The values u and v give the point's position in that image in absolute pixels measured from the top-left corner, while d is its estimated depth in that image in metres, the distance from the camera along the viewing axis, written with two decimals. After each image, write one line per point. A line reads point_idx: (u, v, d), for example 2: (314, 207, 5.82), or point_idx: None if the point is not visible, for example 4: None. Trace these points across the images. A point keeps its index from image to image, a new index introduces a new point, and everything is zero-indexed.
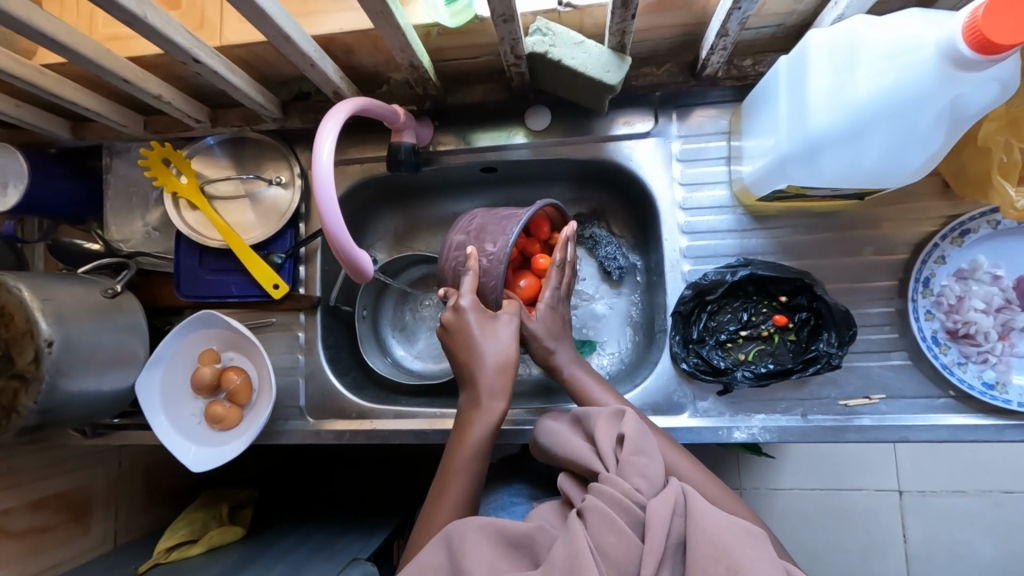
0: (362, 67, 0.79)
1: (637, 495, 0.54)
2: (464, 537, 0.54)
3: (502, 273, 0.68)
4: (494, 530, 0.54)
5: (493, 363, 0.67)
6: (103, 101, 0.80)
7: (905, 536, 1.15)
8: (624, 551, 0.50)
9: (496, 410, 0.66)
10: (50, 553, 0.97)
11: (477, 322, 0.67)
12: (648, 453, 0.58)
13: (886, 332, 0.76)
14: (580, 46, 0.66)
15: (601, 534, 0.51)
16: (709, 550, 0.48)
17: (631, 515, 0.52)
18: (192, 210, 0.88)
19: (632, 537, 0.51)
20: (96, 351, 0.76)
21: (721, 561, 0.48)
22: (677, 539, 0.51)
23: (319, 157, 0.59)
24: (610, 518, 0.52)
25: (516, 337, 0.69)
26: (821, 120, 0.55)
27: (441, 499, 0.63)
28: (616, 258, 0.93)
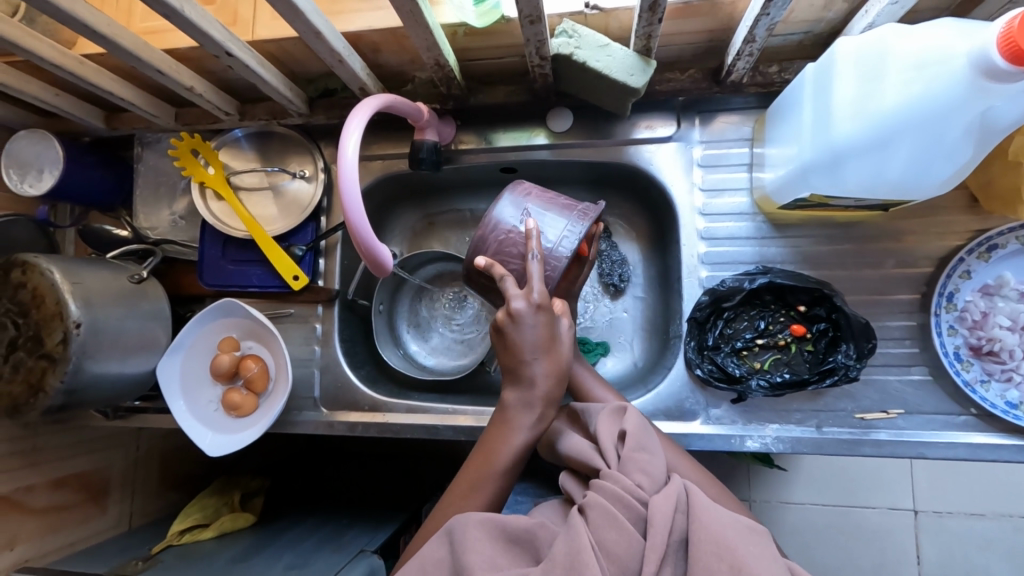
0: (388, 65, 0.80)
1: (638, 491, 0.54)
2: (465, 533, 0.54)
3: (560, 270, 0.69)
4: (496, 527, 0.54)
5: (550, 373, 0.63)
6: (138, 92, 0.82)
7: (919, 558, 1.12)
8: (625, 546, 0.50)
9: (541, 420, 0.63)
10: (68, 531, 1.00)
11: (543, 326, 0.62)
12: (649, 450, 0.58)
13: (906, 346, 0.75)
14: (604, 49, 0.66)
15: (602, 530, 0.51)
16: (712, 548, 0.48)
17: (632, 511, 0.53)
18: (218, 200, 0.90)
19: (633, 534, 0.51)
20: (120, 335, 0.78)
21: (724, 559, 0.47)
22: (680, 536, 0.51)
23: (345, 152, 0.59)
24: (611, 514, 0.52)
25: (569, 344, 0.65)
26: (844, 128, 0.55)
27: (467, 500, 0.62)
28: (618, 268, 0.94)
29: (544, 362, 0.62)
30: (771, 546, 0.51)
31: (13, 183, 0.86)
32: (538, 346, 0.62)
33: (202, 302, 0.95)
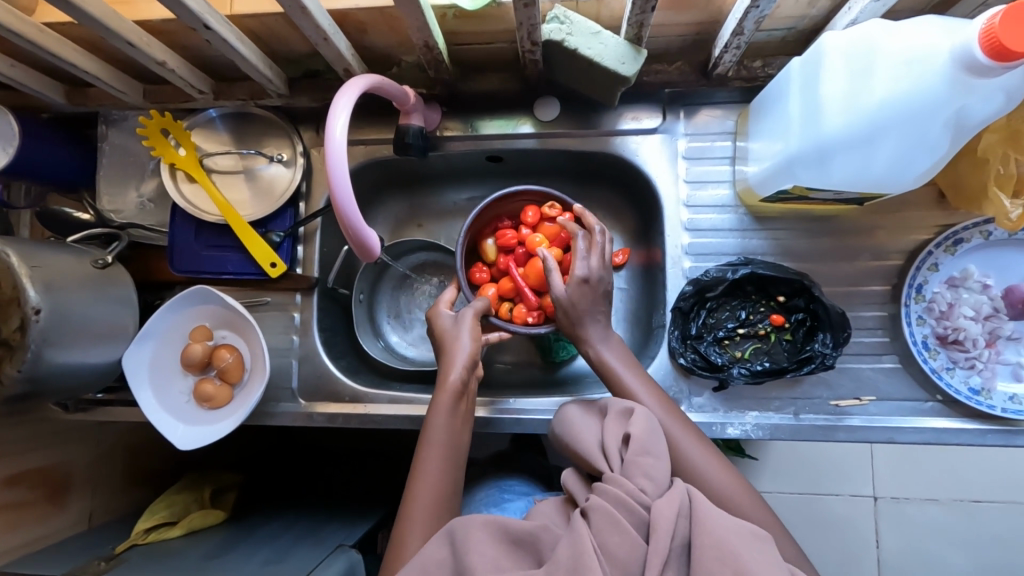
0: (374, 47, 0.78)
1: (642, 496, 0.54)
2: (466, 533, 0.54)
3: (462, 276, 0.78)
4: (499, 527, 0.55)
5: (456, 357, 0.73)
6: (104, 66, 0.77)
7: (879, 542, 1.18)
8: (628, 550, 0.50)
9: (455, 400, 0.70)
10: (28, 528, 0.95)
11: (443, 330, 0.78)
12: (655, 453, 0.58)
13: (878, 336, 0.78)
14: (596, 36, 0.65)
15: (606, 534, 0.51)
16: (714, 552, 0.49)
17: (635, 515, 0.53)
18: (190, 182, 0.86)
19: (636, 538, 0.51)
20: (85, 322, 0.75)
21: (726, 563, 0.48)
22: (683, 540, 0.51)
23: (334, 134, 0.57)
24: (615, 519, 0.52)
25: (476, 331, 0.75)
26: (833, 123, 0.56)
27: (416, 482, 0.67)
28: None
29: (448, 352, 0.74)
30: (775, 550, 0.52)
31: None
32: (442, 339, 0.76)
33: (172, 290, 0.91)
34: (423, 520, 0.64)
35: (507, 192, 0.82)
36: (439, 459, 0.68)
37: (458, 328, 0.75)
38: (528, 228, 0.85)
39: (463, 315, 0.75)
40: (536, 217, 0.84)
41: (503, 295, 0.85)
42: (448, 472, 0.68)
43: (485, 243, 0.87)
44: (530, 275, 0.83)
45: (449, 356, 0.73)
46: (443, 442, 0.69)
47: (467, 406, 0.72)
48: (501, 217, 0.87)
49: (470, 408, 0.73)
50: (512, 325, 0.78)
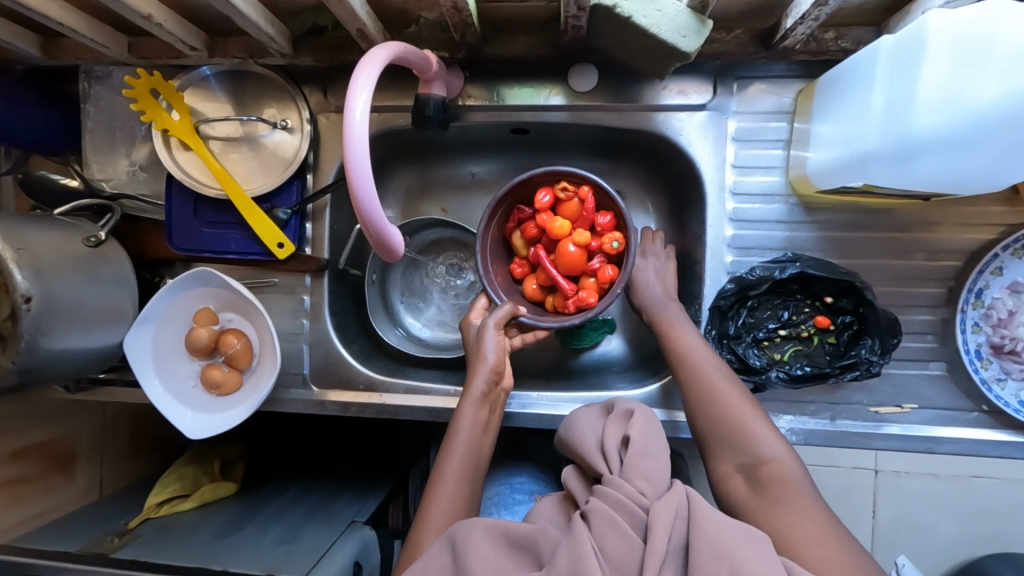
0: (390, 1, 0.68)
1: (641, 498, 0.50)
2: (466, 537, 0.50)
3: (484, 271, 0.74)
4: (498, 530, 0.51)
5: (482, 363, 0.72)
6: (81, 16, 0.68)
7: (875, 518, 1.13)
8: (626, 553, 0.47)
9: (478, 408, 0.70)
10: (33, 502, 0.94)
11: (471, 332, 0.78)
12: (655, 454, 0.55)
13: (926, 341, 0.73)
14: (654, 3, 0.56)
15: (604, 535, 0.47)
16: (712, 552, 0.44)
17: (634, 517, 0.49)
18: (185, 150, 0.78)
19: (633, 540, 0.47)
20: (80, 305, 0.70)
21: (724, 563, 0.44)
22: (682, 541, 0.47)
23: (353, 111, 0.49)
24: (612, 519, 0.48)
25: (501, 341, 0.74)
26: (925, 120, 0.49)
27: (437, 488, 0.65)
28: None
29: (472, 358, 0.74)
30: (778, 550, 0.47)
31: None
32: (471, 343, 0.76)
33: (172, 267, 0.85)
34: (440, 523, 0.63)
35: (521, 177, 0.74)
36: (460, 464, 0.67)
37: (480, 337, 0.73)
38: (546, 213, 0.75)
39: (485, 324, 0.73)
40: (551, 199, 0.74)
41: (544, 285, 0.77)
42: (466, 478, 0.67)
43: (514, 236, 0.78)
44: (562, 262, 0.73)
45: (472, 364, 0.73)
46: (462, 449, 0.68)
47: (490, 414, 0.72)
48: (518, 207, 0.77)
49: (493, 416, 0.73)
50: (543, 321, 0.71)
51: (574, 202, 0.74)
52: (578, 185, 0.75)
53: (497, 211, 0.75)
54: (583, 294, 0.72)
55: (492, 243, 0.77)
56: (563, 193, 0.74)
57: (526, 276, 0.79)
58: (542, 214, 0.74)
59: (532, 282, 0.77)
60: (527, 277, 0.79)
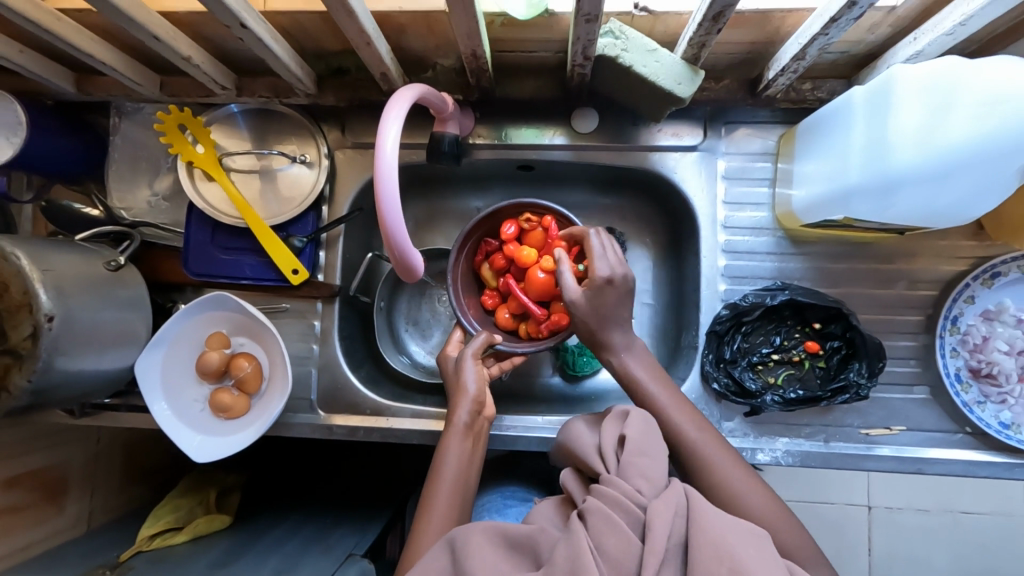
0: (410, 50, 0.74)
1: (639, 496, 0.51)
2: (465, 541, 0.52)
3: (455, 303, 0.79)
4: (497, 531, 0.53)
5: (466, 396, 0.72)
6: (120, 56, 0.73)
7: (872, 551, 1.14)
8: (625, 551, 0.47)
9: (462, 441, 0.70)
10: (22, 534, 0.91)
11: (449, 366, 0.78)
12: (653, 454, 0.55)
13: (910, 366, 0.77)
14: (652, 54, 0.63)
15: (603, 535, 0.48)
16: (711, 551, 0.46)
17: (632, 516, 0.49)
18: (208, 181, 0.82)
19: (633, 538, 0.48)
20: (97, 325, 0.71)
21: (724, 562, 0.45)
22: (680, 539, 0.48)
23: (385, 147, 0.53)
24: (610, 517, 0.49)
25: (480, 371, 0.75)
26: (902, 155, 0.56)
27: (427, 517, 0.66)
28: None
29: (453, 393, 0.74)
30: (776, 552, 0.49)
31: None
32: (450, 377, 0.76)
33: (184, 292, 0.87)
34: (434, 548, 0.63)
35: (486, 213, 0.80)
36: (448, 495, 0.67)
37: (460, 370, 0.75)
38: (511, 244, 0.79)
39: (464, 356, 0.74)
40: (516, 230, 0.79)
41: (516, 313, 0.80)
42: (455, 507, 0.67)
43: (483, 268, 0.83)
44: (531, 288, 0.76)
45: (454, 395, 0.73)
46: (449, 481, 0.68)
47: (475, 444, 0.72)
48: (485, 239, 0.83)
49: (479, 445, 0.72)
50: (519, 347, 0.76)
51: (538, 230, 0.79)
52: (541, 215, 0.80)
53: (466, 243, 0.81)
54: (555, 318, 0.76)
55: (462, 276, 0.82)
56: (527, 223, 0.79)
57: (497, 305, 0.83)
58: (508, 245, 0.79)
59: (504, 311, 0.81)
60: (498, 307, 0.82)
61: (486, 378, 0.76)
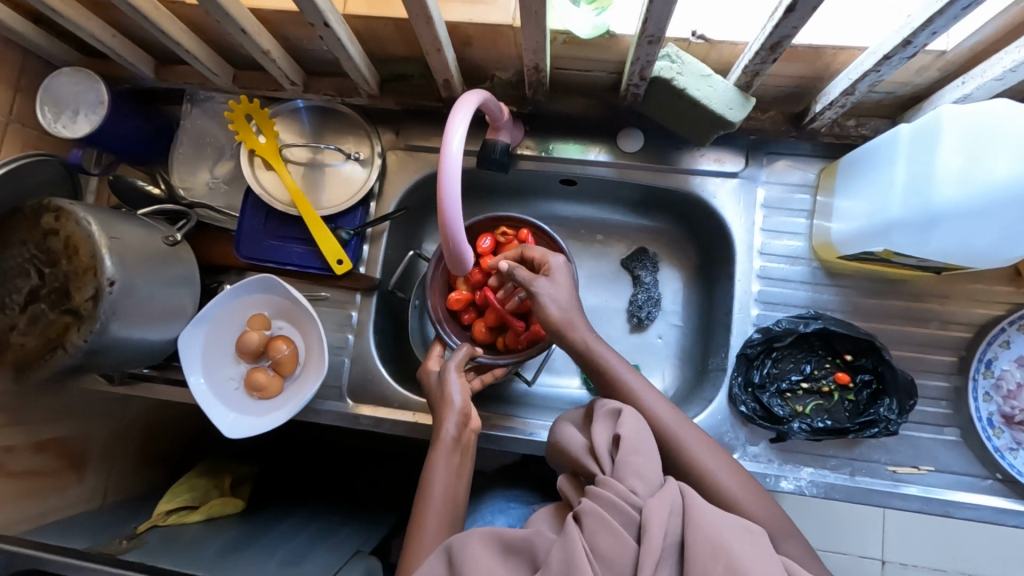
0: (471, 61, 0.79)
1: (634, 496, 0.51)
2: (465, 546, 0.52)
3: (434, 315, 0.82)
4: (494, 537, 0.53)
5: (454, 408, 0.73)
6: (203, 47, 0.78)
7: None
8: (619, 552, 0.48)
9: (450, 456, 0.70)
10: (42, 500, 0.91)
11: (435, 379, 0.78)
12: (644, 452, 0.55)
13: (941, 407, 0.77)
14: (706, 79, 0.66)
15: (597, 535, 0.49)
16: (705, 549, 0.47)
17: (626, 516, 0.50)
18: (267, 169, 0.86)
19: (628, 538, 0.49)
20: (151, 296, 0.74)
21: (720, 560, 0.47)
22: (676, 538, 0.49)
23: (451, 147, 0.55)
24: (605, 519, 0.50)
25: (464, 383, 0.75)
26: (946, 191, 0.57)
27: (420, 535, 0.65)
28: (647, 307, 0.93)
29: (439, 407, 0.74)
30: (766, 545, 0.51)
31: (47, 122, 0.81)
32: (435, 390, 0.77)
33: (228, 273, 0.90)
34: None
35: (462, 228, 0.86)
36: (437, 516, 0.67)
37: (444, 382, 0.76)
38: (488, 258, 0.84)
39: (447, 367, 0.76)
40: (491, 242, 0.84)
41: (492, 327, 0.85)
42: (447, 525, 0.67)
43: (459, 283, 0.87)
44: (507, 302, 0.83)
45: (440, 408, 0.74)
46: (438, 500, 0.68)
47: (464, 459, 0.72)
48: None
49: (467, 460, 0.72)
50: (500, 359, 0.80)
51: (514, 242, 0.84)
52: (517, 229, 0.85)
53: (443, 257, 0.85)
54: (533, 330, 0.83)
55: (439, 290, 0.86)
56: (503, 237, 0.84)
57: (473, 319, 0.87)
58: (486, 257, 0.83)
59: (481, 325, 0.85)
60: (475, 321, 0.86)
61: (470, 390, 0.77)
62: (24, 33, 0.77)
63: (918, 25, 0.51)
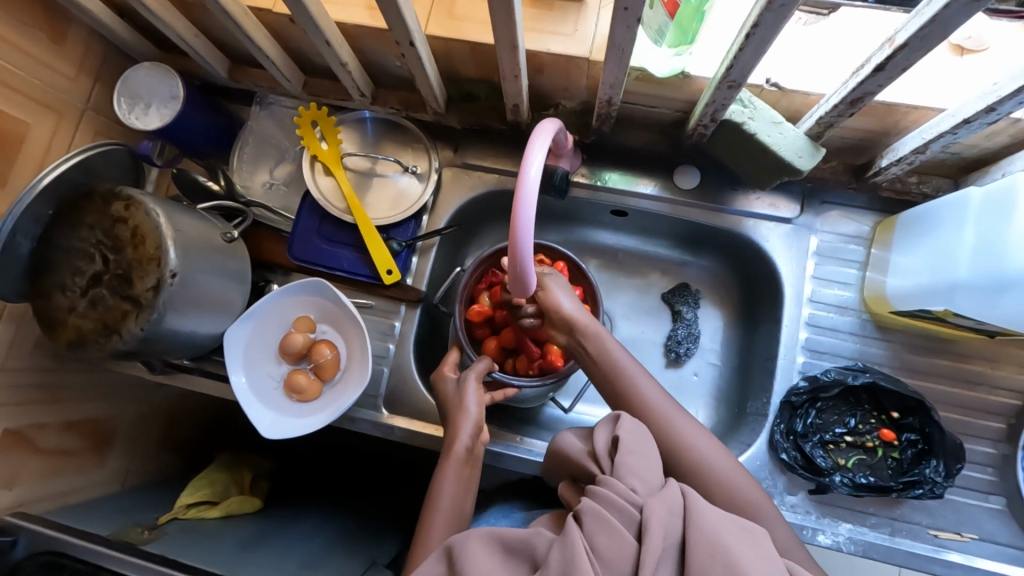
0: (540, 88, 0.81)
1: (633, 494, 0.49)
2: (461, 545, 0.48)
3: (460, 326, 0.80)
4: (495, 539, 0.48)
5: (473, 420, 0.72)
6: (281, 54, 0.81)
7: None
8: (619, 551, 0.45)
9: (462, 467, 0.69)
10: (68, 477, 0.90)
11: (452, 387, 0.76)
12: (643, 452, 0.53)
13: (987, 473, 0.76)
14: (777, 126, 0.68)
15: (596, 534, 0.46)
16: (706, 547, 0.45)
17: (627, 516, 0.47)
18: (326, 175, 0.88)
19: (628, 537, 0.46)
20: (206, 290, 0.75)
21: (720, 561, 0.44)
22: (676, 539, 0.46)
23: (529, 173, 0.54)
24: (605, 518, 0.46)
25: (481, 391, 0.74)
26: (1016, 261, 0.60)
27: (425, 546, 0.63)
28: (686, 342, 0.92)
29: (455, 417, 0.73)
30: (766, 545, 0.48)
31: (121, 112, 0.83)
32: (450, 397, 0.75)
33: (275, 273, 0.91)
34: None
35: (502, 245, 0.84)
36: (443, 527, 0.66)
37: (462, 392, 0.74)
38: None
39: (467, 377, 0.74)
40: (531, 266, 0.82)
41: (505, 347, 0.82)
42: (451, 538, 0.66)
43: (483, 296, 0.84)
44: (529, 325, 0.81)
45: (455, 418, 0.73)
46: (446, 509, 0.67)
47: (472, 471, 0.71)
48: (492, 271, 0.84)
49: (476, 473, 0.72)
50: (514, 379, 0.77)
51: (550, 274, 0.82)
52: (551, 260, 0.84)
53: (475, 268, 0.83)
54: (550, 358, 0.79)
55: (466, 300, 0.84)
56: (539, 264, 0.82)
57: (487, 336, 0.84)
58: None
59: (493, 342, 0.82)
60: (487, 338, 0.83)
61: (486, 403, 0.76)
62: (111, 26, 0.79)
63: (1005, 93, 0.53)
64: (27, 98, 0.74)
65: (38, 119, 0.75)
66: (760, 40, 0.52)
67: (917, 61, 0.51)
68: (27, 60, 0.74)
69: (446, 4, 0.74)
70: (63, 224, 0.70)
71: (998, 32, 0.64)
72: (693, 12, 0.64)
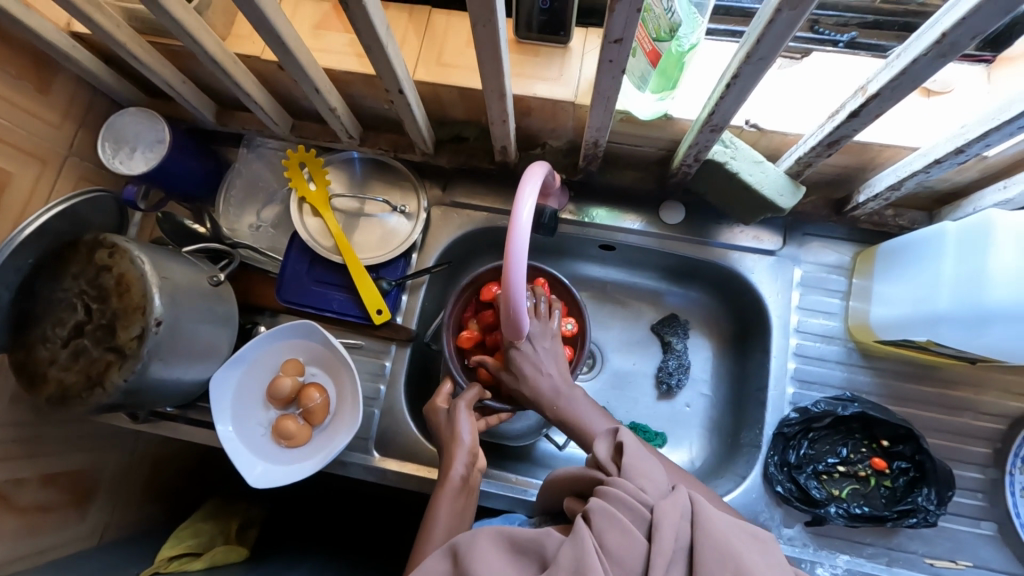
0: (528, 128, 0.83)
1: (644, 494, 0.50)
2: (472, 545, 0.48)
3: (449, 354, 0.79)
4: (506, 536, 0.49)
5: (467, 448, 0.70)
6: (270, 99, 0.81)
7: None
8: (629, 549, 0.46)
9: (458, 495, 0.68)
10: (44, 536, 0.86)
11: (445, 417, 0.75)
12: (651, 458, 0.54)
13: (978, 499, 0.76)
14: (758, 166, 0.70)
15: (606, 532, 0.47)
16: (715, 553, 0.46)
17: (637, 515, 0.48)
18: (314, 216, 0.88)
19: (637, 537, 0.47)
20: (193, 338, 0.73)
21: (728, 564, 0.45)
22: (686, 542, 0.47)
23: (522, 216, 0.53)
24: (615, 516, 0.47)
25: (474, 420, 0.73)
26: (996, 294, 0.62)
27: None
28: (678, 373, 0.92)
29: (448, 447, 0.71)
30: (776, 553, 0.49)
31: (105, 156, 0.83)
32: (444, 427, 0.74)
33: (264, 315, 0.90)
34: None
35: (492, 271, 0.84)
36: None
37: (454, 421, 0.72)
38: None
39: (458, 407, 0.72)
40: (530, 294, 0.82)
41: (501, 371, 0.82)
42: None
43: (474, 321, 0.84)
44: None
45: (448, 448, 0.71)
46: (442, 540, 0.65)
47: (468, 502, 0.69)
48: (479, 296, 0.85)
49: (472, 503, 0.70)
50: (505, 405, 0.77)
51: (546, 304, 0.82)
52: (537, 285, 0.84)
53: (461, 296, 0.83)
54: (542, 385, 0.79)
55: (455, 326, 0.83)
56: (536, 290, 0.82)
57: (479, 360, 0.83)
58: None
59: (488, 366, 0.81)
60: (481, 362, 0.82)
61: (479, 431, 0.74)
62: (97, 74, 0.79)
63: (972, 136, 0.55)
64: (10, 147, 0.73)
65: (21, 167, 0.75)
66: (741, 89, 0.54)
67: (888, 109, 0.54)
68: (11, 109, 0.73)
69: (434, 50, 0.75)
70: (45, 274, 0.68)
71: (961, 76, 0.68)
72: (677, 62, 0.64)
